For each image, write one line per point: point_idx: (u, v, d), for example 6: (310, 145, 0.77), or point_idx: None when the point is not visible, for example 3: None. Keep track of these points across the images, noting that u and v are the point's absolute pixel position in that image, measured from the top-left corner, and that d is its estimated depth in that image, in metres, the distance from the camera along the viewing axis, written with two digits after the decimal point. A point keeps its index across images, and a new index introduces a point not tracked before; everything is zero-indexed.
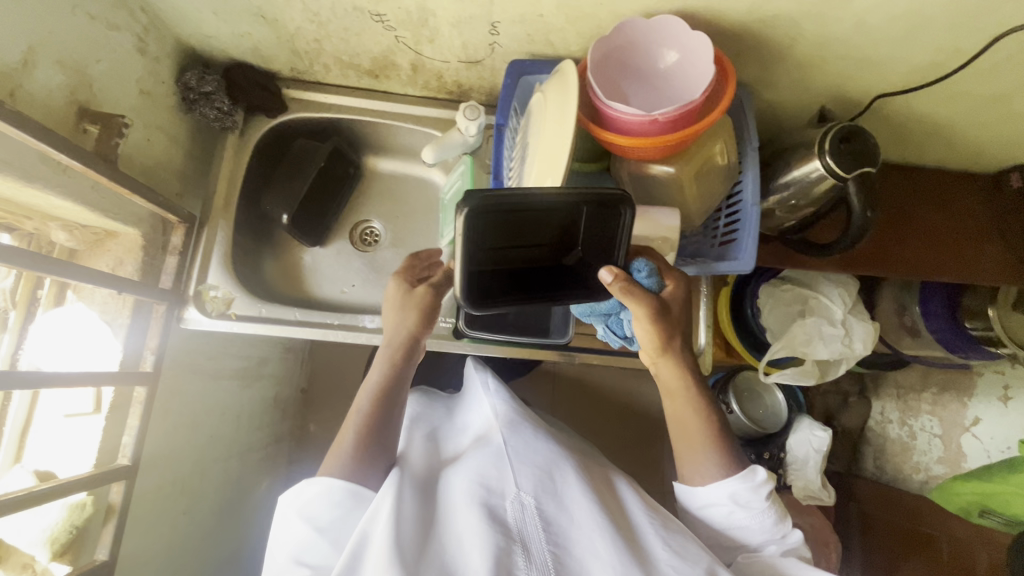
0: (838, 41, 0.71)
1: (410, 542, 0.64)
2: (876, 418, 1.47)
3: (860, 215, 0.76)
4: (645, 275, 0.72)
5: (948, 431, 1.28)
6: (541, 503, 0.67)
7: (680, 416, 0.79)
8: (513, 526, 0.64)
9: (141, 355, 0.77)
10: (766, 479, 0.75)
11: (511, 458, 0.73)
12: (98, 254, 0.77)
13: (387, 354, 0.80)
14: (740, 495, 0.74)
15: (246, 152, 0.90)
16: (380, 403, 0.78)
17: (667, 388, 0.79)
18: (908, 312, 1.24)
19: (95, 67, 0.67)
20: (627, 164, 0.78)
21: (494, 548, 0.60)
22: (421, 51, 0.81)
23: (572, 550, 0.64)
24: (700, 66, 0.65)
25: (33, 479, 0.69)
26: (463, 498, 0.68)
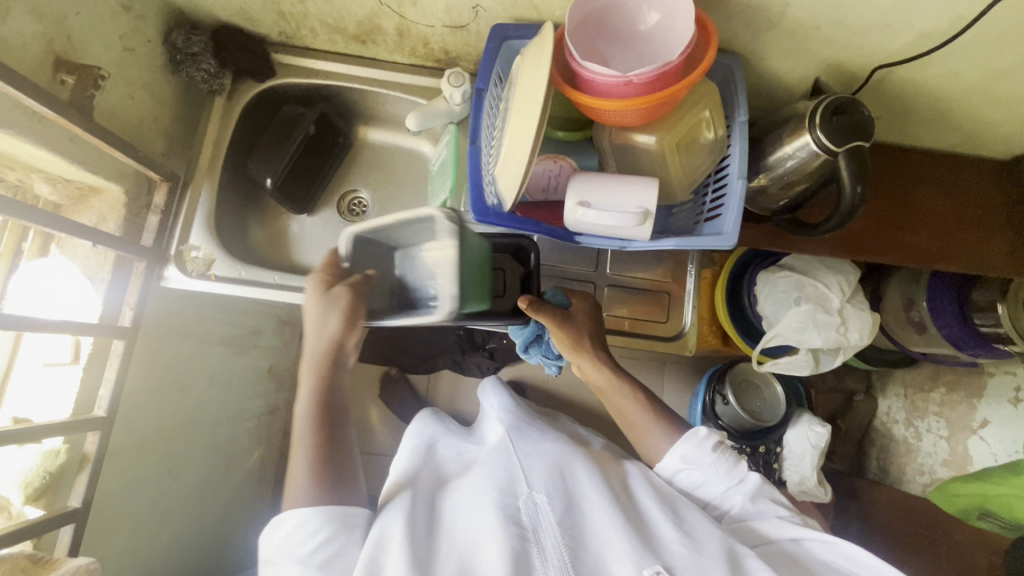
0: (832, 6, 0.68)
1: (427, 552, 0.65)
2: (882, 417, 1.43)
3: (850, 192, 0.73)
4: (554, 295, 0.85)
5: (955, 433, 1.22)
6: (552, 500, 0.71)
7: (620, 408, 0.85)
8: (528, 523, 0.67)
9: (120, 310, 0.78)
10: (709, 434, 0.78)
11: (523, 467, 0.78)
12: (82, 210, 0.78)
13: (314, 368, 0.77)
14: (688, 455, 0.78)
15: (232, 115, 0.90)
16: (322, 431, 0.75)
17: (603, 391, 0.86)
18: (915, 307, 1.18)
19: (75, 19, 0.67)
20: (609, 132, 0.76)
21: (512, 546, 0.62)
22: (405, 14, 0.80)
23: (586, 542, 0.66)
24: (680, 27, 0.63)
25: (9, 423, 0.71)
26: (479, 504, 0.71)
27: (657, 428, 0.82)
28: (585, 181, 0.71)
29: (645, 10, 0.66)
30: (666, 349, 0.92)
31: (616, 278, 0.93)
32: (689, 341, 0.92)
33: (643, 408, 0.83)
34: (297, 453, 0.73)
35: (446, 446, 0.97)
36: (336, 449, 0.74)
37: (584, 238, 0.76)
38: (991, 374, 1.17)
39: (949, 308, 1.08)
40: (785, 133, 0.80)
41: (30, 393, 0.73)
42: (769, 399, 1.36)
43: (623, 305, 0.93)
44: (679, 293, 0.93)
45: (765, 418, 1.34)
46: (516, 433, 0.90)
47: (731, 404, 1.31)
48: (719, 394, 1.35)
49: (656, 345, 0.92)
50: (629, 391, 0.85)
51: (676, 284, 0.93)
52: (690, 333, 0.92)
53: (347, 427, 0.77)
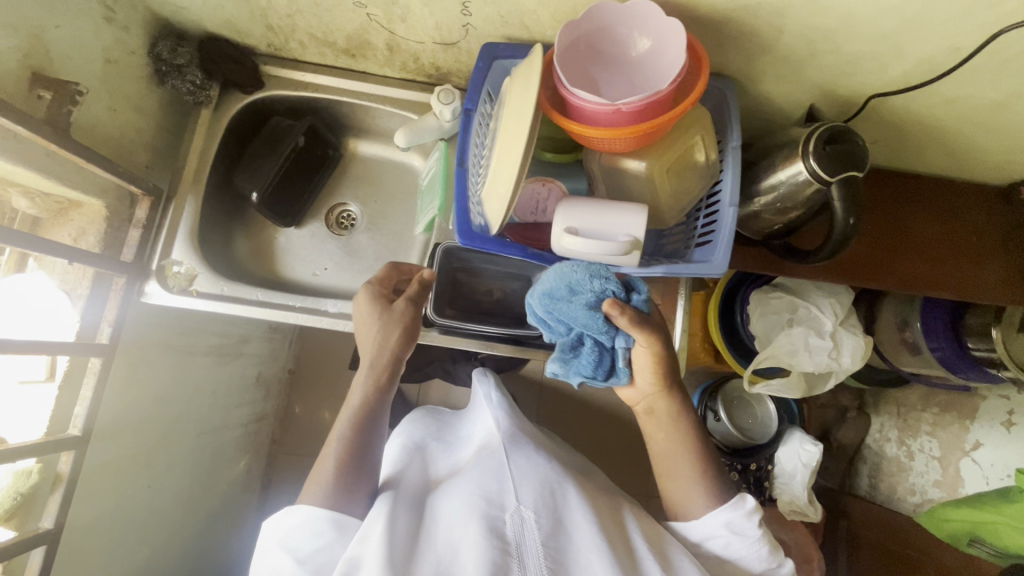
0: (827, 34, 0.67)
1: (405, 561, 0.62)
2: (874, 435, 1.42)
3: (842, 222, 0.72)
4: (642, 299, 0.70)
5: (947, 454, 1.21)
6: (539, 517, 0.67)
7: (665, 448, 0.78)
8: (512, 541, 0.64)
9: (98, 327, 0.77)
10: (756, 506, 0.72)
11: (512, 475, 0.73)
12: (62, 224, 0.77)
13: (364, 384, 0.77)
14: (733, 522, 0.71)
15: (219, 126, 0.89)
16: (359, 435, 0.75)
17: (658, 417, 0.78)
18: (908, 328, 1.16)
19: (53, 32, 0.65)
20: (599, 157, 0.75)
21: (493, 564, 0.59)
22: (395, 31, 0.79)
23: (569, 564, 0.63)
24: (672, 54, 0.62)
25: None
26: (461, 511, 0.67)
27: (702, 488, 0.74)
28: (573, 206, 0.70)
29: (637, 37, 0.65)
30: None
31: None
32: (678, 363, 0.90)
33: (691, 457, 0.76)
34: (326, 453, 0.75)
35: (433, 450, 0.92)
36: (361, 458, 0.74)
37: None
38: (984, 397, 1.16)
39: (943, 330, 1.07)
40: (778, 159, 0.79)
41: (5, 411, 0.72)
42: (761, 419, 1.34)
43: None
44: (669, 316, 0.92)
45: (755, 436, 1.33)
46: (509, 438, 0.82)
47: (723, 422, 1.32)
48: (711, 412, 1.36)
49: None
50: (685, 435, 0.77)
51: (666, 307, 0.92)
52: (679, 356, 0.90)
53: (379, 435, 0.78)
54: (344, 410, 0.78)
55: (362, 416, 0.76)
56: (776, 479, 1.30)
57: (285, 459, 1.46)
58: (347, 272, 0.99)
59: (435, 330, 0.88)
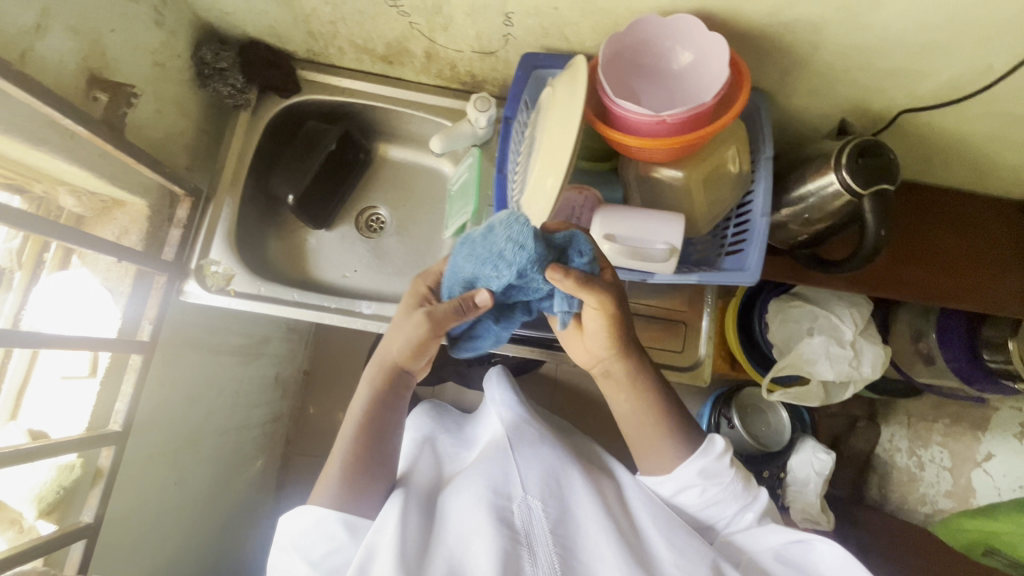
0: (862, 51, 0.68)
1: (418, 555, 0.64)
2: (885, 444, 1.42)
3: (873, 233, 0.73)
4: (584, 258, 0.65)
5: (959, 465, 1.23)
6: (547, 506, 0.70)
7: (627, 408, 0.75)
8: (521, 529, 0.67)
9: (139, 324, 0.78)
10: (726, 447, 0.71)
11: (518, 463, 0.76)
12: (105, 222, 0.78)
13: (370, 389, 0.75)
14: (706, 469, 0.69)
15: (257, 129, 0.91)
16: (369, 441, 0.72)
17: (614, 380, 0.76)
18: (923, 339, 1.19)
19: (111, 37, 0.67)
20: (635, 165, 0.77)
21: (503, 555, 0.62)
22: (435, 39, 0.80)
23: (579, 551, 0.66)
24: (714, 69, 0.64)
25: (26, 439, 0.70)
26: (470, 501, 0.70)
27: (671, 442, 0.72)
28: (612, 214, 0.71)
29: (680, 50, 0.66)
30: (682, 378, 0.91)
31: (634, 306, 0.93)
32: (704, 370, 0.91)
33: (653, 414, 0.74)
34: (334, 455, 0.72)
35: (442, 442, 0.94)
36: (371, 459, 0.71)
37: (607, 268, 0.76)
38: (996, 409, 1.18)
39: (959, 342, 1.08)
40: (809, 172, 0.81)
41: (50, 406, 0.73)
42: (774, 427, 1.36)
43: (641, 332, 0.93)
44: (695, 322, 0.94)
45: (769, 444, 1.35)
46: (513, 429, 0.84)
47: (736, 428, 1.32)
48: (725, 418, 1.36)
49: (672, 374, 0.91)
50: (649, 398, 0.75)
51: (692, 313, 0.94)
52: (705, 362, 0.91)
53: (393, 436, 0.74)
54: (351, 413, 0.74)
55: (371, 421, 0.73)
56: (788, 486, 1.30)
57: (300, 459, 1.47)
58: (376, 274, 1.00)
59: None
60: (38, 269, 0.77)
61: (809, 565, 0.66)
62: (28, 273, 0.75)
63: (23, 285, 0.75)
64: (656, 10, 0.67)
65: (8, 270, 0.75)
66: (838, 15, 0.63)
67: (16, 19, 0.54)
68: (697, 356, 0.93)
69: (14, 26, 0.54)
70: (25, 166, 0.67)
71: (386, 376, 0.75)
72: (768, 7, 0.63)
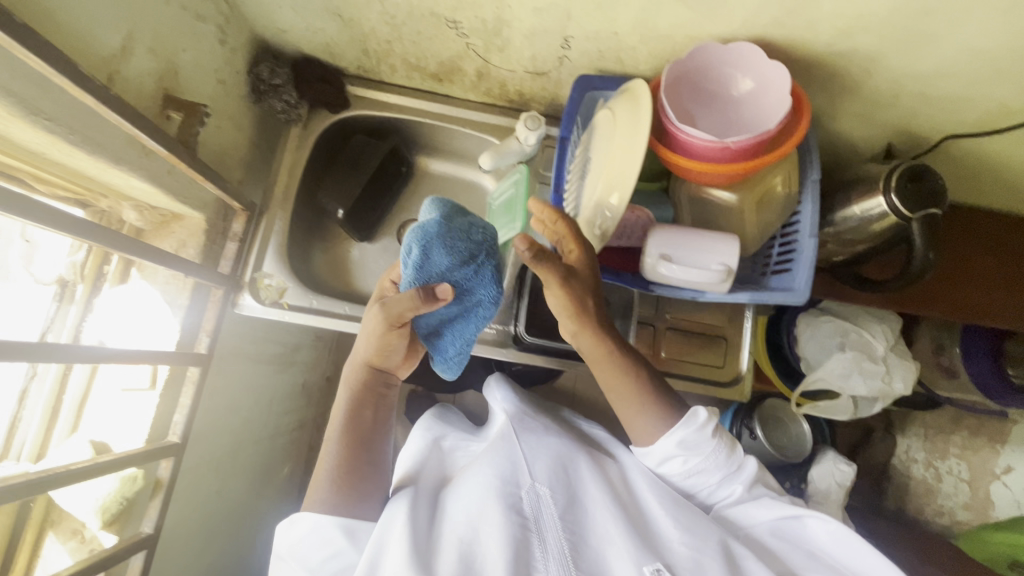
0: (914, 79, 0.70)
1: (430, 545, 0.64)
2: (901, 456, 1.39)
3: (921, 255, 0.75)
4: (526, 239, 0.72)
5: (976, 478, 1.22)
6: (555, 493, 0.69)
7: (610, 381, 0.74)
8: (530, 516, 0.66)
9: (196, 336, 0.79)
10: (709, 417, 0.71)
11: (525, 453, 0.75)
12: (163, 235, 0.79)
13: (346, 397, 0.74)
14: (686, 440, 0.70)
15: (307, 144, 0.92)
16: (354, 445, 0.72)
17: (593, 357, 0.74)
18: (946, 353, 1.20)
19: (183, 57, 0.69)
20: (688, 186, 0.79)
21: (515, 541, 0.62)
22: (489, 59, 0.82)
23: (588, 538, 0.65)
24: (775, 97, 0.65)
25: (90, 450, 0.72)
26: (478, 489, 0.70)
27: (647, 416, 0.73)
28: (668, 234, 0.73)
29: (740, 77, 0.68)
30: (724, 395, 0.93)
31: (676, 321, 0.94)
32: (745, 385, 0.93)
33: (632, 382, 0.73)
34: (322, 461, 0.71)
35: (454, 436, 0.93)
36: (359, 463, 0.71)
37: (658, 287, 0.78)
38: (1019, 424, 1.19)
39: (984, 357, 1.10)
40: (854, 194, 0.83)
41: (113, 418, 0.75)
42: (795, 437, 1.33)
43: (682, 348, 0.94)
44: (735, 338, 0.95)
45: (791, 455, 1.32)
46: (517, 422, 0.84)
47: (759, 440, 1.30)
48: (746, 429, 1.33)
49: (714, 389, 0.93)
50: (625, 373, 0.73)
51: (733, 328, 0.95)
52: (746, 378, 0.93)
53: (377, 437, 0.74)
54: (333, 418, 0.74)
55: (356, 426, 0.73)
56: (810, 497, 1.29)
57: None
58: None
59: (514, 347, 0.90)
60: (99, 282, 0.78)
61: (804, 537, 0.68)
62: (90, 285, 0.76)
63: (84, 298, 0.76)
64: (716, 37, 0.69)
65: (71, 283, 0.76)
66: (895, 44, 0.65)
67: (106, 43, 0.56)
68: (739, 372, 0.94)
69: (104, 49, 0.56)
70: (96, 183, 0.68)
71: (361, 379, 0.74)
72: (827, 36, 0.65)
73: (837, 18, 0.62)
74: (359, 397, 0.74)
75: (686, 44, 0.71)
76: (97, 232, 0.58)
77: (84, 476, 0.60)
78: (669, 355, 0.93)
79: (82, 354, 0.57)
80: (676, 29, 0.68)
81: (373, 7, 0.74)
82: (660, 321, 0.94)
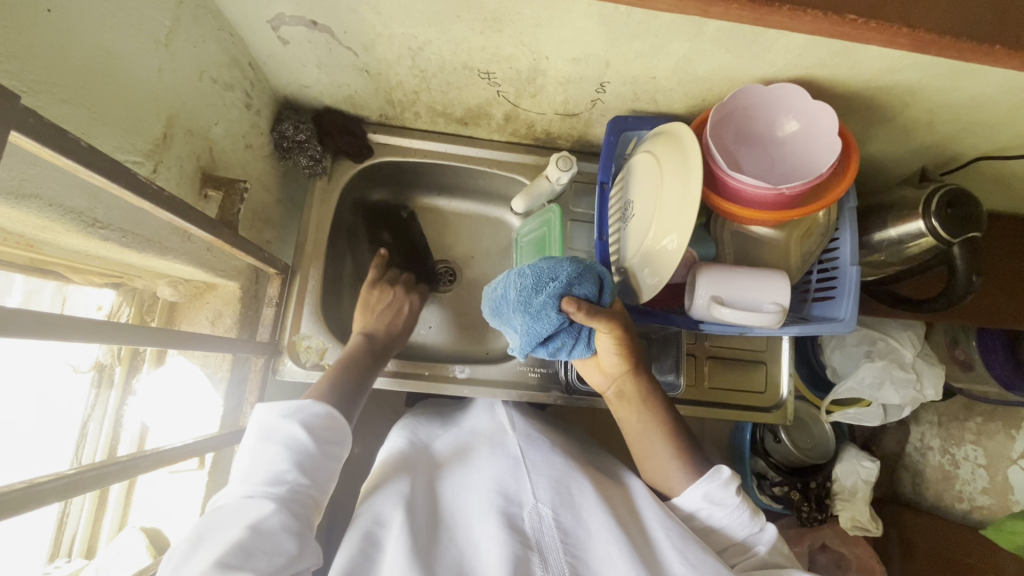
0: (951, 109, 0.70)
1: (430, 549, 0.56)
2: (914, 443, 1.29)
3: (964, 277, 0.75)
4: (591, 286, 0.65)
5: (994, 463, 1.12)
6: (558, 515, 0.60)
7: (637, 430, 0.72)
8: (531, 537, 0.58)
9: (240, 411, 0.75)
10: (732, 475, 0.66)
11: (529, 469, 0.66)
12: (198, 307, 0.77)
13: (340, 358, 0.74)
14: (710, 495, 0.65)
15: (333, 197, 0.90)
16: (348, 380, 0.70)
17: (626, 400, 0.73)
18: (960, 346, 1.14)
19: (215, 130, 0.67)
20: (730, 223, 0.78)
21: (514, 560, 0.53)
22: (520, 104, 0.80)
23: (589, 563, 0.57)
24: (823, 140, 0.66)
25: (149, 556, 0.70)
26: (478, 507, 0.61)
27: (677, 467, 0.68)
28: (718, 274, 0.72)
29: (785, 118, 0.68)
30: (769, 419, 0.94)
31: (716, 349, 0.94)
32: (790, 408, 0.93)
33: (664, 434, 0.71)
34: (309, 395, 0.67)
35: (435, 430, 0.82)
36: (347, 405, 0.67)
37: (706, 325, 0.77)
38: None
39: (998, 350, 1.06)
40: (890, 217, 0.82)
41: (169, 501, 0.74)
42: (819, 437, 1.21)
43: (725, 376, 0.94)
44: (774, 361, 0.95)
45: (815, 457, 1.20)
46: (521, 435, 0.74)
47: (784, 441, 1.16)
48: (767, 432, 1.20)
49: (760, 415, 0.93)
50: (653, 419, 0.72)
51: (771, 352, 0.95)
52: (790, 400, 0.94)
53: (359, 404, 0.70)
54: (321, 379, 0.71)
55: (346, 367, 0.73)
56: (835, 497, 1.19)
57: None
58: (451, 331, 1.00)
59: (558, 396, 0.88)
60: (134, 362, 0.77)
61: None
62: (127, 367, 0.76)
63: (123, 380, 0.76)
64: (756, 79, 0.69)
65: (108, 364, 0.75)
66: (937, 81, 0.64)
67: (147, 133, 0.55)
68: (782, 393, 0.94)
69: (146, 139, 0.55)
70: (133, 268, 0.65)
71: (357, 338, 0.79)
72: (870, 74, 0.65)
73: (882, 59, 0.61)
74: (354, 360, 0.75)
75: (723, 84, 0.71)
76: (186, 337, 0.55)
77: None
78: (711, 384, 0.93)
79: (154, 460, 0.53)
80: (716, 73, 0.68)
81: (403, 62, 0.72)
82: (703, 350, 0.93)
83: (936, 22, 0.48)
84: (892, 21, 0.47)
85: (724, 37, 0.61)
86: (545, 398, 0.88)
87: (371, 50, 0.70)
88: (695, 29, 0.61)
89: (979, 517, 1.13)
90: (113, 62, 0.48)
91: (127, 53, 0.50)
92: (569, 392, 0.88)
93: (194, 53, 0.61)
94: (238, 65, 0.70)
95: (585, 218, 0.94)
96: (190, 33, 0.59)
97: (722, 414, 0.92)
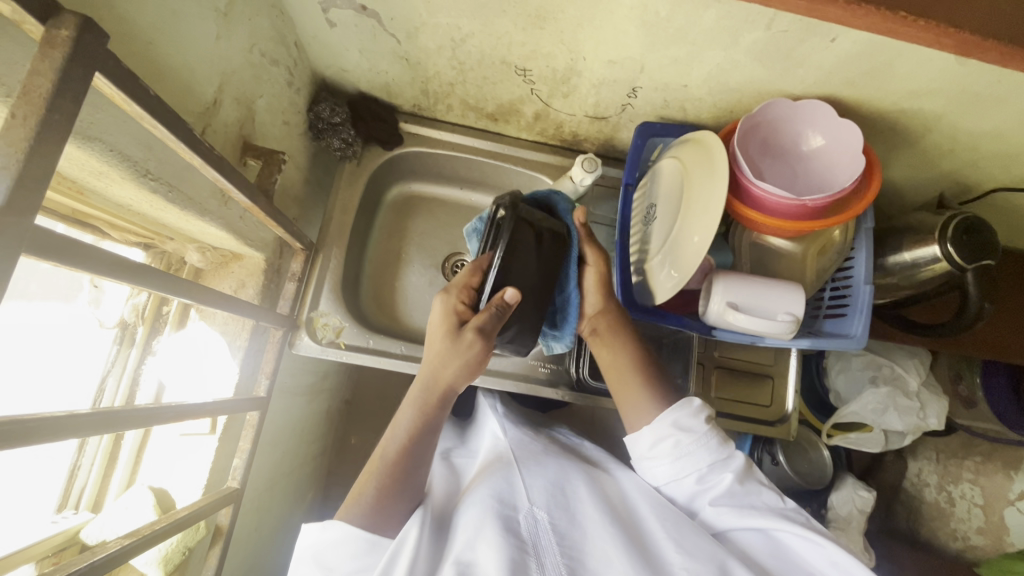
0: (971, 138, 0.72)
1: None
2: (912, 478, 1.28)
3: (976, 303, 0.75)
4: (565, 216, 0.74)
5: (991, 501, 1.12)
6: (553, 516, 0.61)
7: (609, 362, 0.75)
8: (527, 540, 0.58)
9: (256, 380, 0.77)
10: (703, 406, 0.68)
11: (524, 473, 0.67)
12: (223, 275, 0.79)
13: (412, 414, 0.67)
14: (681, 421, 0.66)
15: (360, 180, 0.92)
16: (407, 470, 0.65)
17: (600, 338, 0.76)
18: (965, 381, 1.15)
19: (259, 102, 0.70)
20: (748, 233, 0.80)
21: (512, 561, 0.54)
22: (551, 104, 0.83)
23: (586, 561, 0.57)
24: (848, 156, 0.68)
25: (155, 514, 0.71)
26: (472, 516, 0.61)
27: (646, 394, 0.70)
28: (732, 281, 0.73)
29: (810, 134, 0.71)
30: (772, 433, 0.94)
31: (724, 360, 0.95)
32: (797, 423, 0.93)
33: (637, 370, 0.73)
34: (370, 472, 0.65)
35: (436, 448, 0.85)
36: (409, 486, 0.65)
37: (719, 331, 0.79)
38: None
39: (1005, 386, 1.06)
40: (905, 240, 0.84)
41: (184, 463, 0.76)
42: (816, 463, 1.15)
43: (731, 387, 0.94)
44: (780, 376, 0.96)
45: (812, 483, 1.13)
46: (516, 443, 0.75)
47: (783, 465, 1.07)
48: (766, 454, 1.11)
49: (766, 427, 0.93)
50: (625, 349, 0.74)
51: (778, 367, 0.96)
52: (798, 414, 0.94)
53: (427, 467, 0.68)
54: (391, 433, 0.68)
55: (416, 437, 0.67)
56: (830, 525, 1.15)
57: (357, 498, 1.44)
58: None
59: (567, 393, 0.88)
60: (156, 324, 0.80)
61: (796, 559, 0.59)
62: (149, 327, 0.79)
63: (144, 339, 0.79)
64: (785, 95, 0.71)
65: (131, 324, 0.78)
66: (960, 109, 0.66)
67: (199, 96, 0.57)
68: (789, 406, 0.94)
69: (198, 102, 0.57)
70: (168, 228, 0.67)
71: (431, 394, 0.68)
72: (896, 97, 0.66)
73: (909, 83, 0.64)
74: (429, 421, 0.68)
75: (752, 97, 0.73)
76: (217, 298, 0.58)
77: (168, 533, 0.58)
78: (718, 394, 0.94)
79: (169, 414, 0.55)
80: (748, 84, 0.70)
81: (443, 53, 0.75)
82: (713, 360, 0.94)
83: (980, 24, 0.48)
84: (938, 20, 0.47)
85: (758, 50, 0.64)
86: (555, 394, 0.89)
87: (414, 38, 0.72)
88: (730, 40, 0.63)
89: (971, 555, 1.13)
90: (178, 23, 0.51)
91: (191, 17, 0.52)
92: (578, 391, 0.89)
93: (247, 26, 0.63)
94: (285, 43, 0.73)
95: (604, 222, 0.95)
96: (246, 7, 0.61)
97: (729, 425, 0.92)
